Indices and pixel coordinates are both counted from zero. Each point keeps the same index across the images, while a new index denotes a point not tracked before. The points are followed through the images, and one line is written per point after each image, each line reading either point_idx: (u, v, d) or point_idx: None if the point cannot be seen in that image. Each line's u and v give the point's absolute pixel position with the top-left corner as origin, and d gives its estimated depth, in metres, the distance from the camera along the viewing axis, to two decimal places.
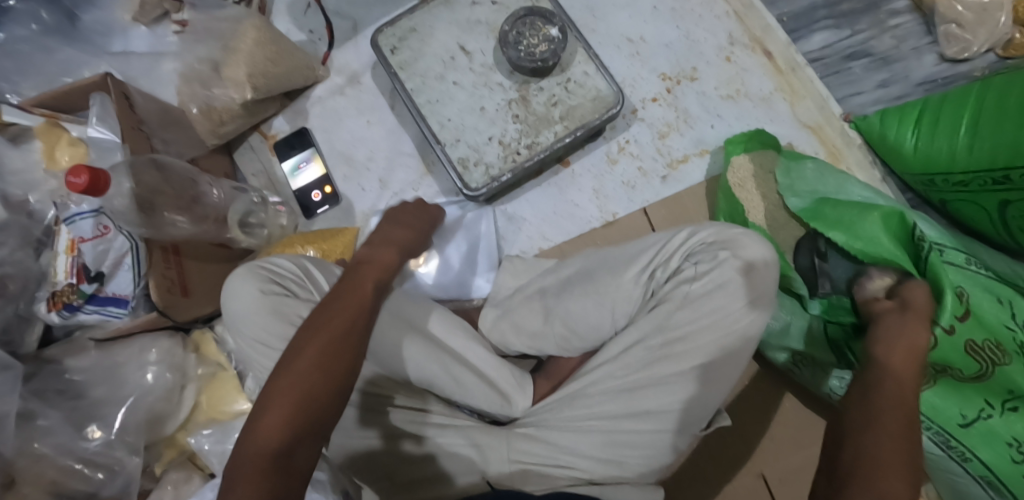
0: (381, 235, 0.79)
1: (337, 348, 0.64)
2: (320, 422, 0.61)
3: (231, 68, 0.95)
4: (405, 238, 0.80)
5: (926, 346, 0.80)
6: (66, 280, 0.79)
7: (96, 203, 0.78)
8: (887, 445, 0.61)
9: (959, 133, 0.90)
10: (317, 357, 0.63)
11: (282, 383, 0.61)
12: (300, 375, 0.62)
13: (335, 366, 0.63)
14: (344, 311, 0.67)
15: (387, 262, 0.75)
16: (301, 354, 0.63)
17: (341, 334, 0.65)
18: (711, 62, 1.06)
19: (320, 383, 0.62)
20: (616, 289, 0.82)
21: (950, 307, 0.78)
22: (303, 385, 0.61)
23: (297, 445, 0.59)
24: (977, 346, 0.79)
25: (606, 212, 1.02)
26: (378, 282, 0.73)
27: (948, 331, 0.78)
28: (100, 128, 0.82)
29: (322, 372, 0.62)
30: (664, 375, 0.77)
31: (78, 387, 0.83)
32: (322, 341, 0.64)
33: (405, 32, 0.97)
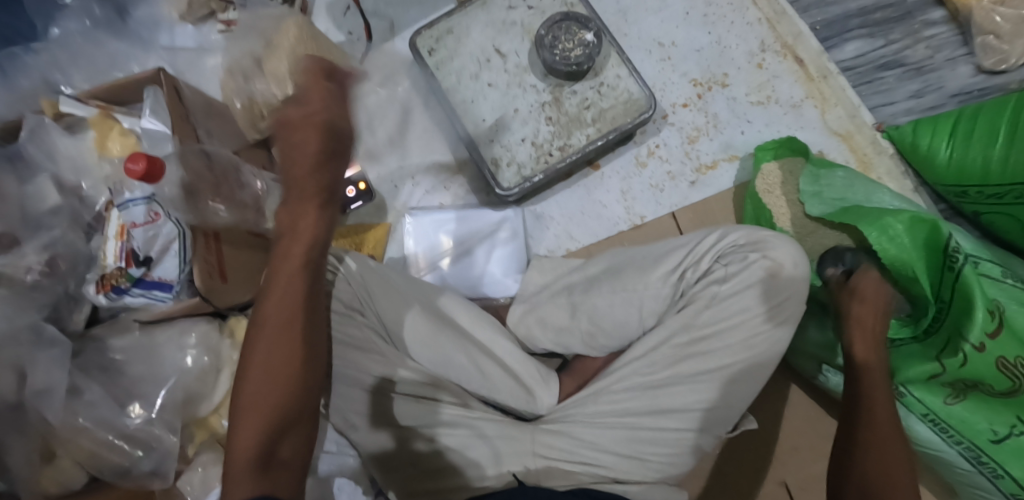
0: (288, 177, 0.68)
1: (286, 340, 0.67)
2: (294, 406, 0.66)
3: (273, 62, 0.97)
4: (313, 173, 0.67)
5: (957, 362, 0.80)
6: (115, 263, 0.82)
7: (148, 189, 0.79)
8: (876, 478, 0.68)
9: (995, 145, 0.89)
10: (268, 356, 0.66)
11: (244, 392, 0.65)
12: (259, 384, 0.65)
13: (288, 359, 0.66)
14: (280, 305, 0.68)
15: (311, 225, 0.69)
16: (263, 355, 0.66)
17: (286, 325, 0.68)
18: (742, 68, 1.06)
19: (276, 381, 0.66)
20: (643, 288, 0.83)
21: (980, 323, 0.78)
22: (262, 388, 0.65)
23: (276, 441, 0.63)
24: (1009, 363, 0.78)
25: (633, 214, 1.03)
26: (307, 250, 0.69)
27: (977, 348, 0.78)
28: (153, 119, 0.86)
29: (279, 369, 0.66)
30: (692, 373, 0.78)
31: (120, 366, 0.86)
32: (269, 340, 0.67)
33: (442, 33, 0.99)
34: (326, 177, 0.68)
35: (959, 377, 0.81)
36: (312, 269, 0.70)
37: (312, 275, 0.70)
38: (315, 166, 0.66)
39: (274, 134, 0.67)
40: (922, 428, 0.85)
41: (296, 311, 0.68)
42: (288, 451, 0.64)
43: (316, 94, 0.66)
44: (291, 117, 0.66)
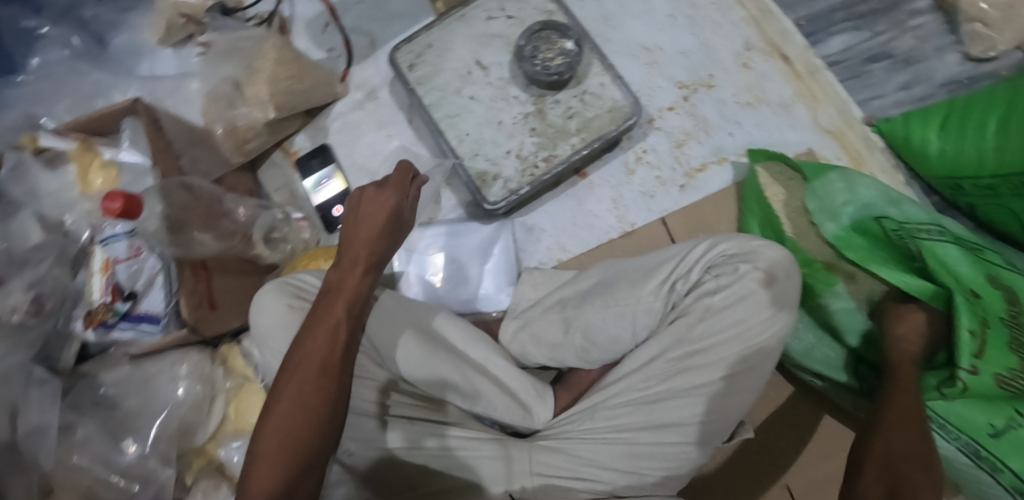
0: (345, 249, 0.75)
1: (315, 387, 0.68)
2: (315, 453, 0.66)
3: (254, 87, 0.97)
4: (374, 242, 0.75)
5: (957, 391, 0.76)
6: (100, 299, 0.81)
7: (129, 225, 0.82)
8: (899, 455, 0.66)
9: (987, 137, 0.88)
10: (296, 402, 0.67)
11: (269, 435, 0.66)
12: (283, 422, 0.66)
13: (314, 407, 0.67)
14: (314, 347, 0.70)
15: (355, 284, 0.74)
16: (290, 395, 0.67)
17: (317, 374, 0.68)
18: (729, 70, 1.05)
19: (299, 423, 0.66)
20: (636, 302, 0.81)
21: (966, 347, 0.75)
22: (285, 434, 0.65)
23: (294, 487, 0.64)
24: (1007, 377, 0.75)
25: (625, 221, 1.02)
26: (349, 307, 0.73)
27: (971, 372, 0.75)
28: (132, 151, 0.87)
29: (304, 416, 0.66)
30: (689, 385, 0.77)
31: (113, 400, 0.86)
32: (300, 387, 0.67)
33: (421, 47, 0.98)
34: (387, 247, 0.76)
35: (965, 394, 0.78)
36: (353, 323, 0.73)
37: (351, 329, 0.72)
38: (384, 238, 0.76)
39: (350, 206, 0.76)
40: None
41: (332, 362, 0.69)
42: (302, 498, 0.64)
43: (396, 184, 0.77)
44: (369, 195, 0.76)
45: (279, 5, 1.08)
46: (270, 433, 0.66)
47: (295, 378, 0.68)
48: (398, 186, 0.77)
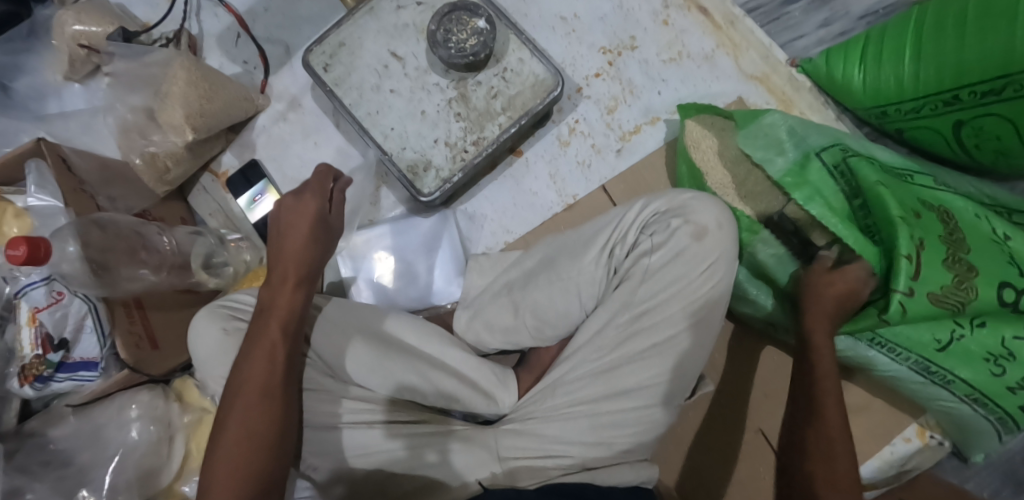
0: (276, 267, 0.74)
1: (259, 412, 0.65)
2: (270, 478, 0.64)
3: (168, 111, 0.93)
4: (303, 256, 0.74)
5: (898, 314, 0.77)
6: (32, 352, 0.78)
7: (45, 271, 0.78)
8: (829, 441, 0.71)
9: (905, 62, 0.90)
10: (242, 429, 0.64)
11: (217, 468, 0.63)
12: (231, 453, 0.63)
13: (260, 430, 0.65)
14: (253, 373, 0.68)
15: (289, 302, 0.72)
16: (235, 424, 0.65)
17: (259, 399, 0.66)
18: (649, 28, 1.04)
19: (248, 452, 0.63)
20: (578, 274, 0.82)
21: (904, 271, 0.76)
22: (234, 463, 0.63)
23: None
24: (939, 295, 0.79)
25: (566, 195, 1.01)
26: (284, 326, 0.71)
27: (907, 294, 0.77)
28: (39, 195, 0.81)
29: (250, 442, 0.64)
30: (642, 348, 0.77)
31: (65, 455, 0.83)
32: (245, 414, 0.65)
33: (334, 47, 0.96)
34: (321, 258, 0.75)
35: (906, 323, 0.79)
36: (290, 342, 0.71)
37: (291, 347, 0.71)
38: (316, 249, 0.75)
39: (272, 225, 0.75)
40: (873, 352, 0.91)
41: (275, 385, 0.67)
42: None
43: (316, 188, 0.76)
44: (289, 207, 0.75)
45: (183, 24, 1.04)
46: (217, 467, 0.63)
47: (238, 407, 0.66)
48: (316, 190, 0.76)
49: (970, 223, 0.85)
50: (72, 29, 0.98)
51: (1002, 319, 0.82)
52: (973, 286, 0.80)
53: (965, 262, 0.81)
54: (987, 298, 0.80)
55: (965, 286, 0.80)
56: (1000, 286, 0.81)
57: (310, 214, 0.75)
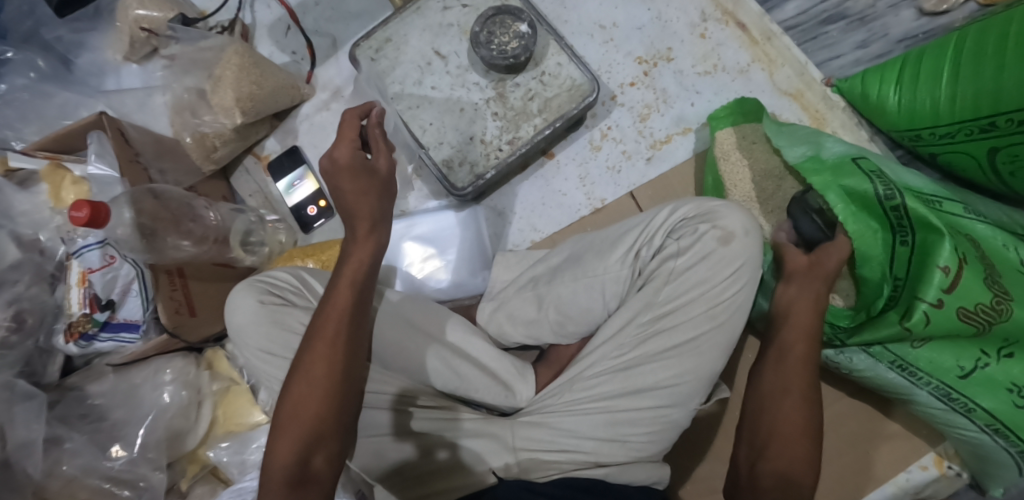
0: (345, 219, 0.76)
1: (327, 366, 0.70)
2: (332, 425, 0.69)
3: (219, 95, 0.98)
4: (365, 212, 0.74)
5: (920, 323, 0.82)
6: (80, 310, 0.83)
7: (101, 235, 0.81)
8: (787, 417, 0.75)
9: (941, 86, 0.90)
10: (311, 378, 0.69)
11: (287, 408, 0.69)
12: (301, 398, 0.69)
13: (325, 381, 0.69)
14: (324, 326, 0.71)
15: (366, 255, 0.75)
16: (305, 373, 0.70)
17: (328, 351, 0.70)
18: (685, 40, 1.06)
19: (315, 399, 0.69)
20: (604, 272, 0.83)
21: (937, 281, 0.81)
22: (302, 407, 0.68)
23: (310, 458, 0.67)
24: (969, 311, 0.82)
25: (594, 198, 1.03)
26: (353, 283, 0.74)
27: (935, 305, 0.81)
28: (99, 164, 0.86)
29: (317, 391, 0.69)
30: (664, 349, 0.79)
31: (101, 411, 0.87)
32: (314, 363, 0.70)
33: (380, 43, 1.00)
34: (381, 212, 0.75)
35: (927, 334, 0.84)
36: (359, 300, 0.74)
37: (359, 302, 0.74)
38: (376, 201, 0.74)
39: (324, 178, 0.74)
40: (891, 375, 0.91)
41: (342, 340, 0.71)
42: (321, 469, 0.67)
43: (349, 135, 0.74)
44: (341, 165, 0.73)
45: (238, 14, 1.09)
46: (287, 408, 0.69)
47: (309, 357, 0.70)
48: (349, 137, 0.74)
49: (1001, 250, 0.85)
50: (135, 13, 1.03)
51: None
52: (1007, 308, 0.82)
53: (1000, 285, 0.83)
54: (1019, 321, 0.81)
55: (999, 306, 0.82)
56: None
57: (356, 167, 0.73)
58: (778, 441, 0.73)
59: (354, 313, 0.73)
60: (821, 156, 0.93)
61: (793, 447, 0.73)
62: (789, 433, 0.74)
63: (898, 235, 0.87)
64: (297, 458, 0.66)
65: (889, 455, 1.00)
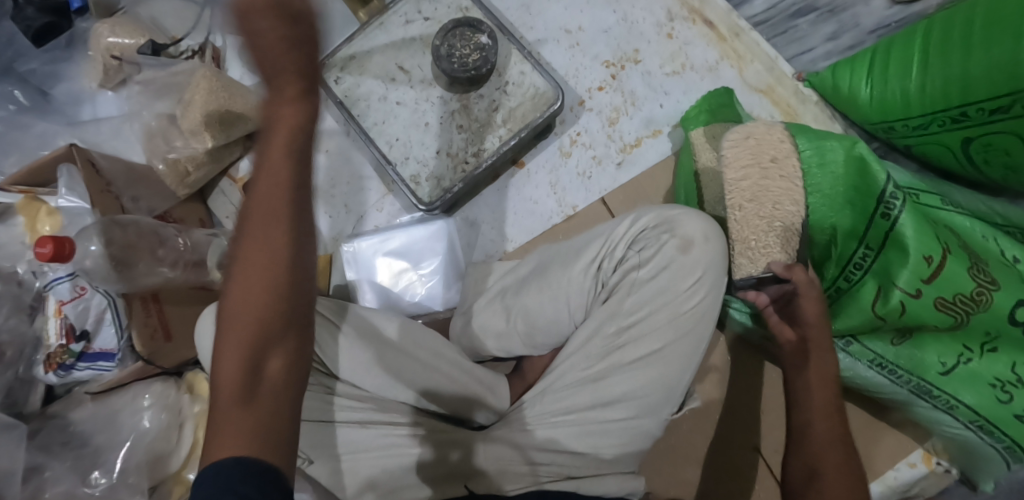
0: (258, 67, 0.54)
1: (269, 256, 0.56)
2: (283, 325, 0.58)
3: (189, 119, 0.98)
4: (288, 56, 0.53)
5: (895, 312, 0.82)
6: (58, 341, 0.85)
7: (70, 267, 0.84)
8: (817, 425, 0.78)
9: (910, 76, 0.88)
10: (257, 270, 0.56)
11: (230, 307, 0.57)
12: (244, 290, 0.57)
13: (271, 272, 0.56)
14: (260, 205, 0.56)
15: (290, 117, 0.56)
16: (245, 268, 0.57)
17: (270, 240, 0.56)
18: (653, 41, 1.04)
19: (259, 293, 0.56)
20: (567, 284, 0.83)
21: (911, 271, 0.80)
22: (247, 304, 0.57)
23: (263, 362, 0.57)
24: (948, 301, 0.80)
25: (566, 205, 1.03)
26: (280, 152, 0.56)
27: (912, 294, 0.81)
28: (70, 197, 0.88)
29: (262, 284, 0.56)
30: (630, 359, 0.78)
31: (82, 437, 0.88)
32: (253, 253, 0.57)
33: (344, 60, 1.01)
34: (310, 59, 0.55)
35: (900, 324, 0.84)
36: (297, 174, 0.57)
37: (293, 182, 0.57)
38: (289, 39, 0.52)
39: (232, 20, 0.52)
40: (871, 373, 0.90)
41: (286, 226, 0.57)
42: (276, 376, 0.57)
43: None
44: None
45: (208, 37, 1.11)
46: (231, 302, 0.58)
47: (247, 246, 0.57)
48: None
49: (982, 243, 0.83)
50: (106, 40, 1.05)
51: (1016, 345, 0.80)
52: (988, 298, 0.79)
53: (986, 273, 0.79)
54: (998, 314, 0.79)
55: (979, 297, 0.79)
56: (1016, 303, 0.78)
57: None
58: (813, 428, 0.78)
59: (298, 199, 0.57)
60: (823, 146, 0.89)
61: (823, 431, 0.78)
62: (819, 431, 0.78)
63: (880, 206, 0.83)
64: (247, 364, 0.56)
65: (886, 452, 0.98)
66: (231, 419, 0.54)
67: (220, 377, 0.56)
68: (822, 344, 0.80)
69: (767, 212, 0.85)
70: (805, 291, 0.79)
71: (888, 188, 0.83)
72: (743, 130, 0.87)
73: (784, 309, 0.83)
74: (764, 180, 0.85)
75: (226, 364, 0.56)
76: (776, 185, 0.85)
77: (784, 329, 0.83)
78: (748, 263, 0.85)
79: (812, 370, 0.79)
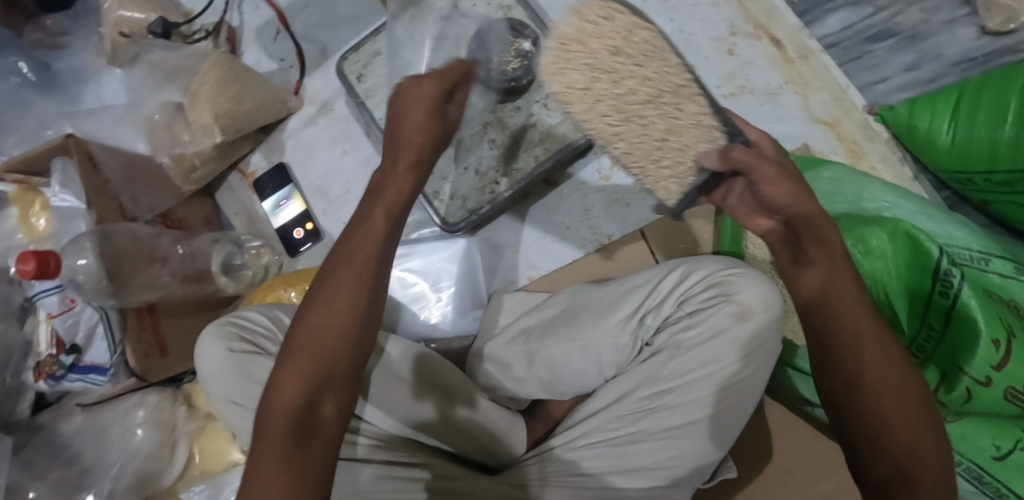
0: (391, 142, 0.68)
1: (347, 302, 0.63)
2: (340, 374, 0.63)
3: (197, 112, 0.90)
4: (417, 143, 0.67)
5: (961, 399, 0.75)
6: (47, 350, 0.80)
7: (57, 280, 0.77)
8: (850, 320, 0.59)
9: (1003, 125, 0.78)
10: (334, 320, 0.63)
11: (295, 348, 0.63)
12: (314, 331, 0.63)
13: (345, 321, 0.63)
14: (352, 258, 0.65)
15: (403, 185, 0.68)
16: (321, 316, 0.63)
17: (351, 298, 0.64)
18: (710, 57, 0.95)
19: (330, 336, 0.63)
20: (600, 335, 0.76)
21: (982, 356, 0.72)
22: (313, 348, 0.62)
23: (318, 405, 0.62)
24: (1019, 392, 0.72)
25: (599, 234, 0.94)
26: (388, 214, 0.66)
27: (980, 382, 0.73)
28: (64, 195, 0.82)
29: (334, 333, 0.63)
30: (665, 428, 0.71)
31: (70, 452, 0.83)
32: (333, 298, 0.64)
33: (368, 57, 0.92)
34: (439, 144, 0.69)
35: (965, 410, 0.77)
36: (390, 234, 0.66)
37: (387, 240, 0.66)
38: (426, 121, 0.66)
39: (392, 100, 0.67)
40: None
41: (365, 287, 0.64)
42: (329, 418, 0.62)
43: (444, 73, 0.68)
44: (407, 86, 0.67)
45: (223, 16, 1.01)
46: (296, 342, 0.63)
47: (328, 295, 0.64)
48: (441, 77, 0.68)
49: None
50: (116, 14, 0.97)
51: None
52: None
53: None
54: None
55: None
56: None
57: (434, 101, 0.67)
58: (845, 333, 0.59)
59: (383, 262, 0.66)
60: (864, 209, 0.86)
61: (862, 332, 0.58)
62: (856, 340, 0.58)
63: (937, 282, 0.76)
64: (303, 405, 0.61)
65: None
66: (279, 457, 0.59)
67: (275, 413, 0.61)
68: (819, 226, 0.60)
69: (657, 119, 0.55)
70: (761, 172, 0.60)
71: (942, 263, 0.75)
72: (559, 44, 0.53)
73: (754, 199, 0.65)
74: (622, 88, 0.53)
75: (281, 404, 0.61)
76: (632, 80, 0.53)
77: (757, 221, 0.66)
78: (672, 192, 0.60)
79: (814, 251, 0.61)
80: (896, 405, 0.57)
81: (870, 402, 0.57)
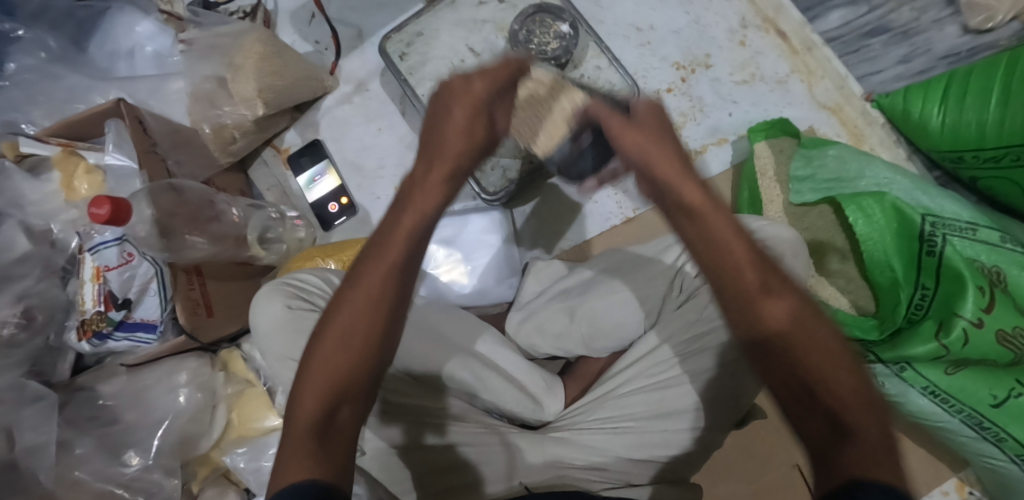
0: (428, 134, 0.64)
1: (370, 308, 0.58)
2: (364, 380, 0.58)
3: (239, 84, 0.93)
4: (461, 142, 0.62)
5: (959, 342, 0.80)
6: (94, 309, 0.80)
7: (118, 231, 0.77)
8: (773, 304, 0.52)
9: (989, 107, 0.87)
10: (355, 321, 0.58)
11: (317, 354, 0.58)
12: (338, 334, 0.58)
13: (369, 325, 0.58)
14: (377, 261, 0.59)
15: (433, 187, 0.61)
16: (346, 319, 0.58)
17: (375, 304, 0.58)
18: (724, 47, 1.04)
19: (355, 341, 0.58)
20: (644, 286, 0.85)
21: (972, 300, 0.80)
22: (334, 353, 0.57)
23: (336, 411, 0.56)
24: (1008, 334, 0.80)
25: (625, 208, 1.03)
26: (414, 214, 0.60)
27: (975, 324, 0.79)
28: (118, 154, 0.82)
29: (357, 337, 0.58)
30: (698, 370, 0.78)
31: (112, 413, 0.84)
32: (356, 299, 0.58)
33: (411, 37, 0.97)
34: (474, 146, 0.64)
35: (962, 357, 0.81)
36: (420, 239, 0.61)
37: (417, 243, 0.60)
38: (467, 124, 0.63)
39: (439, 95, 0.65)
40: (923, 401, 0.85)
41: (390, 293, 0.59)
42: (347, 424, 0.57)
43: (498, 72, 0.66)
44: (461, 81, 0.64)
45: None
46: (320, 347, 0.58)
47: (351, 298, 0.59)
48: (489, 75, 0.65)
49: None
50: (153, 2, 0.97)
51: None
52: None
53: None
54: None
55: None
56: None
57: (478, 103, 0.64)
58: (767, 315, 0.52)
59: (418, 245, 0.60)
60: (859, 186, 0.93)
61: (777, 313, 0.52)
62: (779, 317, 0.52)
63: (925, 244, 0.86)
64: (323, 412, 0.56)
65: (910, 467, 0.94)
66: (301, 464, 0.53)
67: (298, 421, 0.56)
68: (673, 180, 0.56)
69: None
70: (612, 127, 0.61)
71: (926, 226, 0.86)
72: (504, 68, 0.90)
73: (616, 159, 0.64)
74: None
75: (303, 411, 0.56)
76: None
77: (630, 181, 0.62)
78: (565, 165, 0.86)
79: (685, 217, 0.56)
80: (817, 356, 0.52)
81: (786, 358, 0.52)
